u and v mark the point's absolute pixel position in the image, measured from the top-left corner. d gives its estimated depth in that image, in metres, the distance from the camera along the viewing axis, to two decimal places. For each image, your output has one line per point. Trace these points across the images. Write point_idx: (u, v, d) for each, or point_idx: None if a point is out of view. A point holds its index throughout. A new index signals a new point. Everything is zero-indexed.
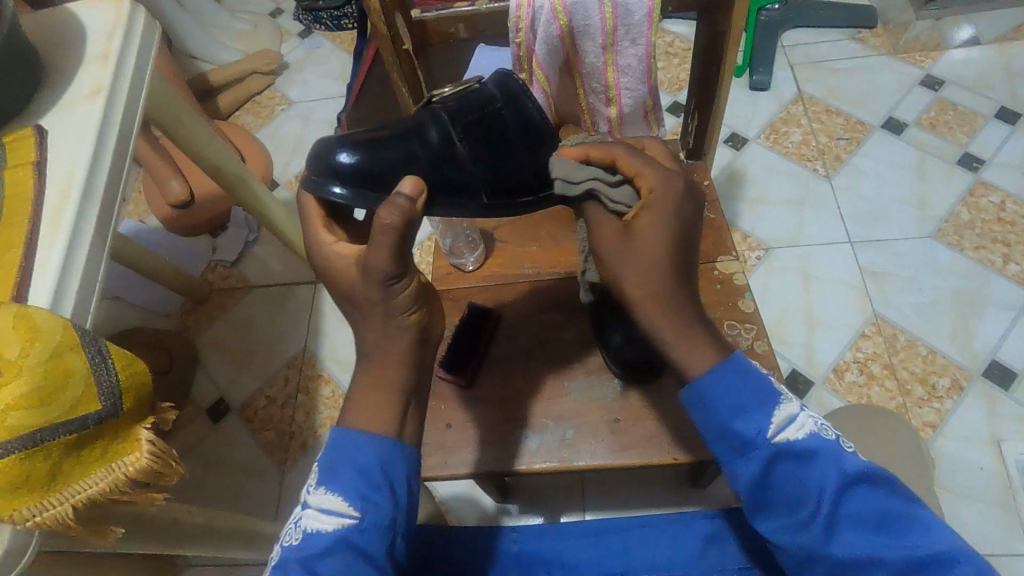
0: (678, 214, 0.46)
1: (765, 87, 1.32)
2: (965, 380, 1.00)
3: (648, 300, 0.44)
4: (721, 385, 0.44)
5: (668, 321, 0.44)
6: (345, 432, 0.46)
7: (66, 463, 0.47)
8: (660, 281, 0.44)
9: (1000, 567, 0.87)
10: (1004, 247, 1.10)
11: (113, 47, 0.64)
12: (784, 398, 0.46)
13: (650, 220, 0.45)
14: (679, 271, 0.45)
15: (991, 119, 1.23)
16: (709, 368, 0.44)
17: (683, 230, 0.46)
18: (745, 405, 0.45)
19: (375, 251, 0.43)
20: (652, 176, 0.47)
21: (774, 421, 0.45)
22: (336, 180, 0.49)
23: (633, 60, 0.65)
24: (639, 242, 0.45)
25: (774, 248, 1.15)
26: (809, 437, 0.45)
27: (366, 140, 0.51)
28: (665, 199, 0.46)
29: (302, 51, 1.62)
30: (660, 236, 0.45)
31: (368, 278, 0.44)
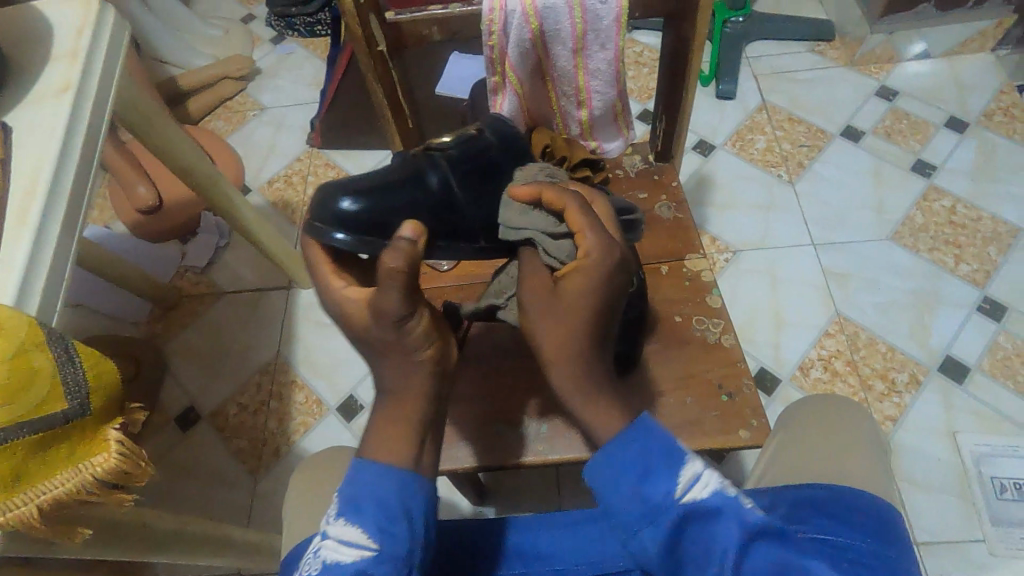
0: (606, 281, 0.47)
1: (731, 96, 1.37)
2: (922, 375, 1.04)
3: (552, 353, 0.46)
4: (626, 445, 0.44)
5: (582, 386, 0.45)
6: (367, 460, 0.45)
7: (31, 463, 0.46)
8: (575, 343, 0.46)
9: (957, 553, 0.91)
10: (956, 249, 1.15)
11: (81, 45, 0.63)
12: (689, 459, 0.44)
13: (575, 279, 0.47)
14: (595, 331, 0.46)
15: (942, 128, 1.29)
16: (618, 430, 0.44)
17: (601, 288, 0.47)
18: (649, 463, 0.43)
19: (383, 296, 0.44)
20: (591, 236, 0.49)
21: (676, 482, 0.43)
22: (344, 224, 0.49)
23: (602, 64, 0.67)
24: (564, 298, 0.47)
25: (741, 250, 1.19)
26: (713, 495, 0.42)
27: (377, 184, 0.52)
28: (597, 264, 0.47)
29: (274, 57, 1.62)
30: (585, 293, 0.46)
31: (376, 318, 0.45)
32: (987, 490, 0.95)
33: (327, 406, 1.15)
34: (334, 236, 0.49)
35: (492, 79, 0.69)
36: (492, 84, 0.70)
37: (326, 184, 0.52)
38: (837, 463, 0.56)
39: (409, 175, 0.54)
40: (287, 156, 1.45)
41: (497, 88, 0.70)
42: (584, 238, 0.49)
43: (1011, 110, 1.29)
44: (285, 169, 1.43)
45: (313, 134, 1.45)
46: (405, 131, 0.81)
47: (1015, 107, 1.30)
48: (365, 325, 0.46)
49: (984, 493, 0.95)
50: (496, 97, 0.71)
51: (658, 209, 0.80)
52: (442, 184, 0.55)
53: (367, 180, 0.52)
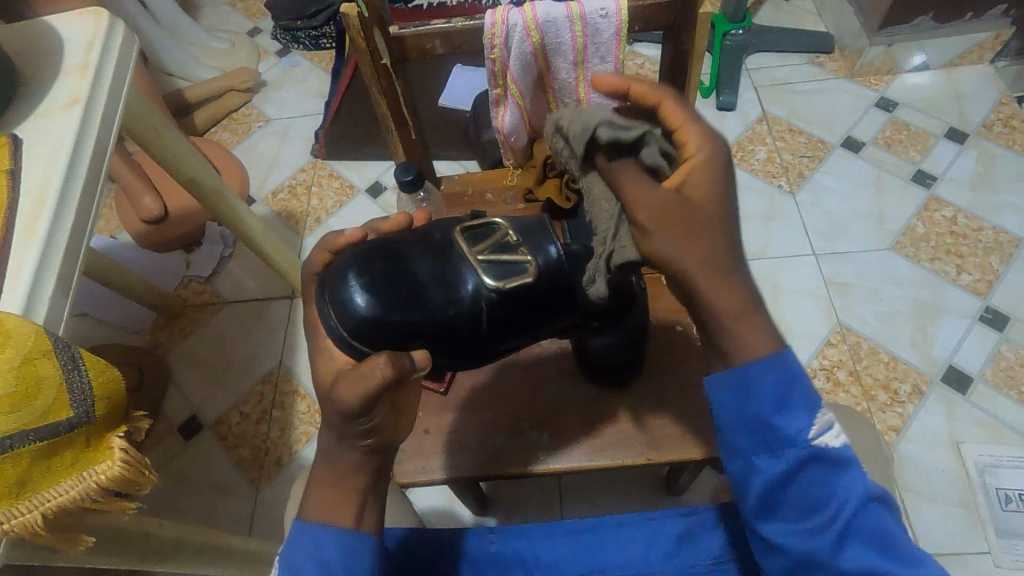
0: (723, 175, 0.47)
1: (732, 107, 1.38)
2: (925, 385, 1.04)
3: (696, 264, 0.45)
4: (769, 378, 0.45)
5: (733, 295, 0.45)
6: (304, 524, 0.48)
7: (35, 471, 0.46)
8: (714, 247, 0.45)
9: (963, 565, 0.90)
10: (957, 259, 1.15)
11: (90, 59, 0.64)
12: (825, 408, 0.47)
13: (700, 181, 0.46)
14: (733, 231, 0.46)
15: (942, 138, 1.30)
16: (754, 362, 0.45)
17: (723, 189, 0.47)
18: (791, 401, 0.45)
19: (344, 389, 0.44)
20: (696, 138, 0.49)
21: (814, 422, 0.45)
22: (346, 320, 0.46)
23: (603, 77, 0.68)
24: (695, 204, 0.46)
25: (743, 260, 1.19)
26: (841, 445, 0.46)
27: (402, 291, 0.47)
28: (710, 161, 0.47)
29: (279, 69, 1.64)
30: (709, 196, 0.46)
31: (333, 393, 0.45)
32: (992, 501, 0.95)
33: None
34: (330, 320, 0.47)
35: (494, 91, 0.71)
36: (494, 97, 0.71)
37: (360, 255, 0.48)
38: None
39: (435, 277, 0.48)
40: (290, 167, 1.46)
41: (498, 100, 0.71)
42: (686, 141, 0.49)
43: (1011, 120, 1.30)
44: (288, 180, 1.45)
45: (317, 145, 1.46)
46: (409, 142, 0.81)
47: (1016, 118, 1.30)
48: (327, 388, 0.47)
49: (989, 505, 0.94)
50: (497, 109, 0.72)
51: None
52: (466, 310, 0.49)
53: (392, 270, 0.47)
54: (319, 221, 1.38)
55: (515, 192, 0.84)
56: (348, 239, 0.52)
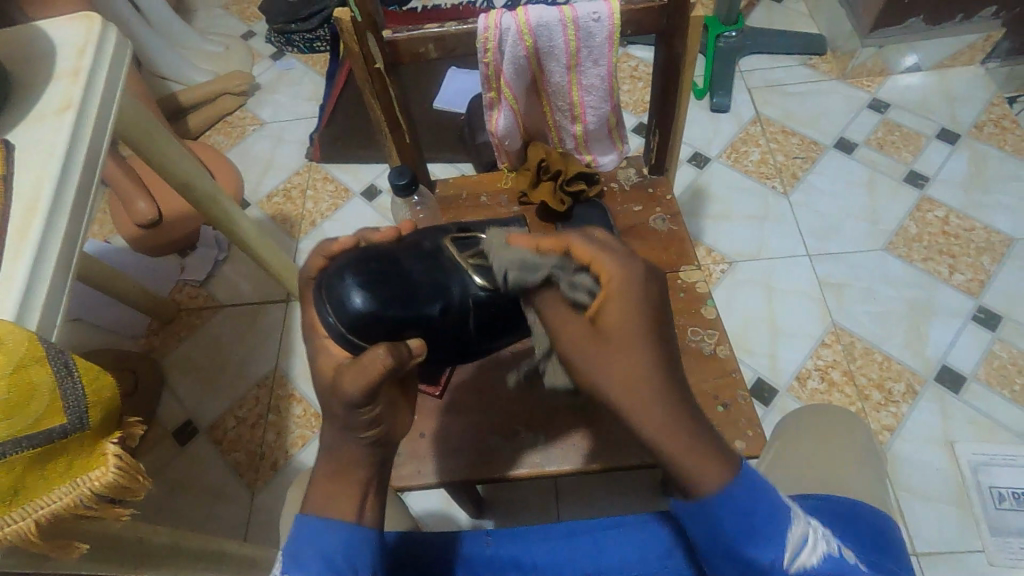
0: (640, 298, 0.43)
1: (726, 109, 1.38)
2: (918, 385, 1.04)
3: (620, 399, 0.41)
4: (732, 507, 0.40)
5: (667, 420, 0.40)
6: (307, 519, 0.47)
7: (29, 478, 0.46)
8: (641, 375, 0.41)
9: (958, 564, 0.91)
10: (949, 259, 1.16)
11: (83, 64, 0.64)
12: (795, 519, 0.41)
13: (614, 312, 0.43)
14: (661, 353, 0.42)
15: (934, 139, 1.31)
16: (720, 486, 0.41)
17: (646, 316, 0.43)
18: (755, 531, 0.40)
19: (348, 377, 0.44)
20: (609, 261, 0.45)
21: (786, 548, 0.40)
22: (346, 314, 0.46)
23: (595, 80, 0.69)
24: (612, 338, 0.42)
25: (738, 261, 1.20)
26: (821, 559, 0.41)
27: (402, 286, 0.48)
28: (625, 288, 0.43)
29: (274, 72, 1.63)
30: (626, 327, 0.42)
31: (337, 384, 0.45)
32: (986, 500, 0.95)
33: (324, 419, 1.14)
34: (329, 318, 0.46)
35: (488, 95, 0.71)
36: (487, 100, 0.71)
37: (355, 255, 0.49)
38: (834, 476, 0.56)
39: (430, 274, 0.50)
40: (285, 170, 1.46)
41: (492, 104, 0.72)
42: (600, 266, 0.46)
43: (1001, 121, 1.31)
44: (283, 183, 1.44)
45: (312, 148, 1.46)
46: (403, 146, 0.81)
47: (1006, 118, 1.31)
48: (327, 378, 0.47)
49: (982, 503, 0.95)
50: (491, 112, 0.72)
51: (653, 222, 0.80)
52: (455, 307, 0.51)
53: (390, 265, 0.48)
54: (314, 224, 1.38)
55: (509, 196, 0.83)
56: (341, 245, 0.51)
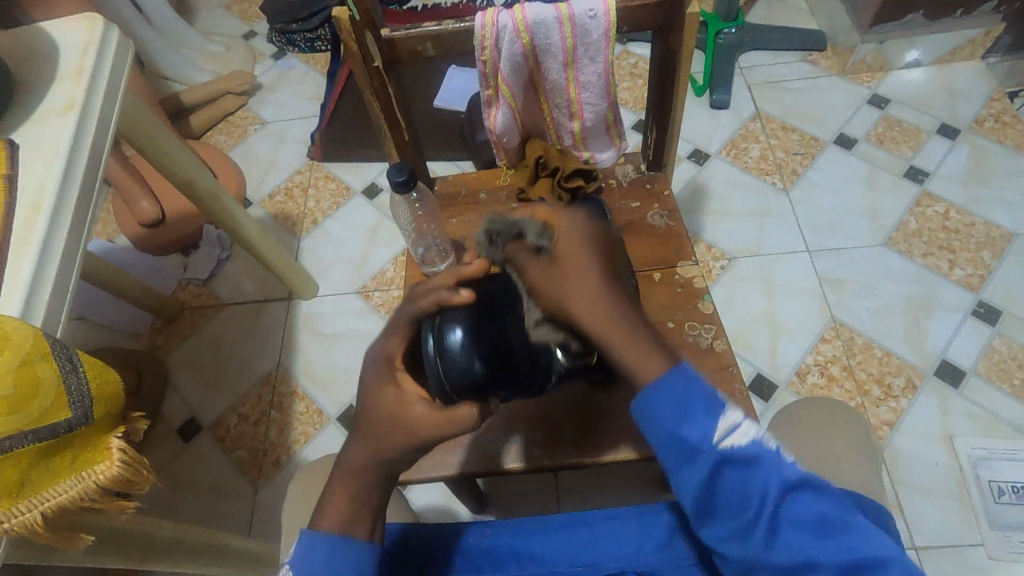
0: (588, 241, 0.56)
1: (725, 105, 1.39)
2: (918, 380, 1.05)
3: (585, 311, 0.50)
4: (667, 392, 0.47)
5: (609, 319, 0.50)
6: (313, 534, 0.49)
7: (35, 471, 0.47)
8: (592, 290, 0.51)
9: (957, 558, 0.91)
10: (950, 254, 1.16)
11: (86, 64, 0.65)
12: (728, 408, 0.47)
13: (568, 247, 0.54)
14: (607, 276, 0.53)
15: (934, 134, 1.31)
16: (660, 373, 0.48)
17: (591, 250, 0.54)
18: (690, 407, 0.46)
19: (421, 423, 0.48)
20: (563, 220, 0.58)
21: (717, 425, 0.46)
22: (437, 361, 0.51)
23: (593, 76, 0.69)
24: (565, 264, 0.53)
25: (737, 257, 1.20)
26: (750, 442, 0.45)
27: (500, 355, 0.52)
28: (573, 235, 0.56)
29: (275, 72, 1.64)
30: (580, 260, 0.53)
31: (396, 421, 0.49)
32: (985, 494, 0.95)
33: (326, 416, 1.15)
34: (431, 362, 0.51)
35: (486, 92, 0.71)
36: (486, 98, 0.72)
37: (466, 312, 0.52)
38: (831, 470, 0.56)
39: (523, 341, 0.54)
40: (287, 169, 1.47)
41: (490, 101, 0.72)
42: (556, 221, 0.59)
43: (1002, 116, 1.31)
44: (285, 182, 1.45)
45: (313, 147, 1.47)
46: (402, 144, 0.81)
47: (1007, 113, 1.31)
48: (376, 417, 0.49)
49: (982, 497, 0.95)
50: (490, 110, 0.73)
51: (651, 218, 0.80)
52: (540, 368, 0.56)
53: (492, 331, 0.52)
54: (315, 223, 1.39)
55: (509, 192, 0.84)
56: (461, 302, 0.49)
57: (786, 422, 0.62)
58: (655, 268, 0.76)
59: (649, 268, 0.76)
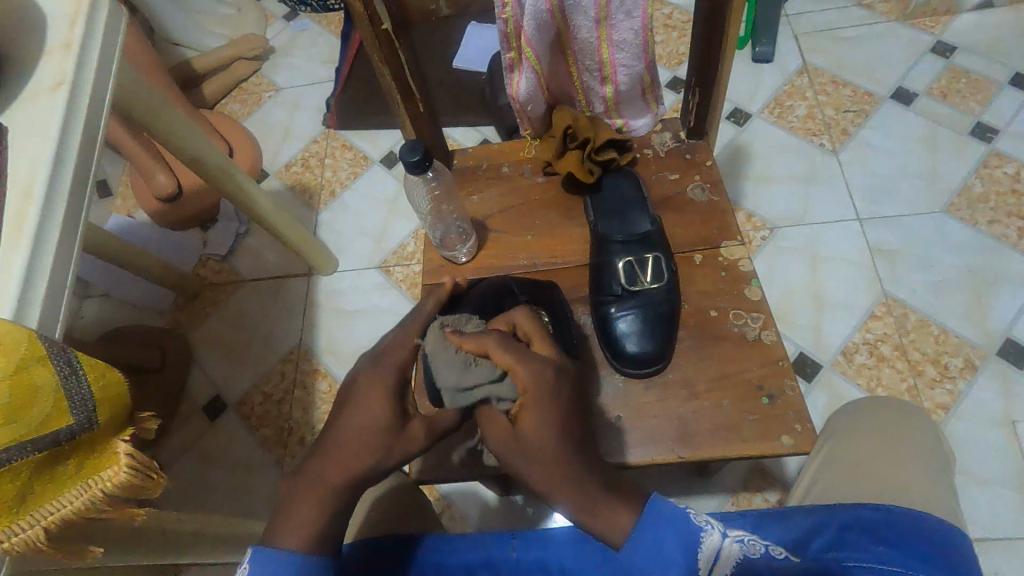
0: (554, 394, 0.49)
1: (769, 59, 1.27)
2: (979, 360, 0.97)
3: (542, 480, 0.47)
4: (644, 537, 0.43)
5: (564, 484, 0.46)
6: (274, 550, 0.44)
7: (37, 483, 0.45)
8: (551, 457, 0.47)
9: (1016, 551, 0.85)
10: (1019, 221, 1.06)
11: (74, 37, 0.60)
12: (706, 534, 0.41)
13: (533, 413, 0.48)
14: (569, 430, 0.48)
15: (1006, 86, 1.17)
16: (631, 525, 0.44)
17: (558, 403, 0.49)
18: (667, 547, 0.42)
19: (413, 438, 0.51)
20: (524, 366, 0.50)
21: (698, 560, 0.41)
22: (444, 371, 0.61)
23: (628, 34, 0.62)
24: (527, 439, 0.47)
25: (779, 227, 1.11)
26: (733, 571, 0.40)
27: None
28: (537, 390, 0.49)
29: (288, 34, 1.57)
30: (541, 429, 0.48)
31: (385, 433, 0.49)
32: None
33: None
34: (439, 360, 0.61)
35: (508, 55, 0.63)
36: (507, 61, 0.64)
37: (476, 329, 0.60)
38: (896, 477, 0.50)
39: None
40: (303, 139, 1.42)
41: (512, 65, 0.65)
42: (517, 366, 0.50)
43: None
44: (301, 152, 1.40)
45: (328, 115, 1.41)
46: (417, 116, 0.75)
47: None
48: (362, 428, 0.48)
49: None
50: (512, 75, 0.65)
51: (691, 192, 0.73)
52: None
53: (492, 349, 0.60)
54: (333, 195, 1.34)
55: (533, 165, 0.77)
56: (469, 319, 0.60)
57: (845, 429, 0.56)
58: (695, 250, 0.70)
59: (688, 250, 0.70)
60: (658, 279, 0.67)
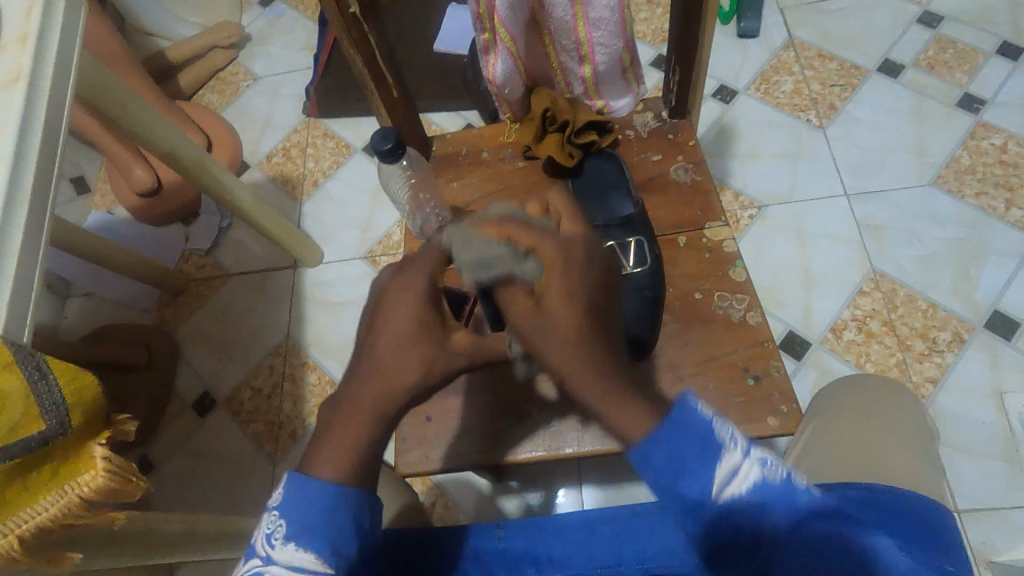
0: (586, 286, 0.46)
1: (754, 34, 1.25)
2: (966, 333, 0.97)
3: (566, 369, 0.43)
4: (662, 446, 0.41)
5: (587, 383, 0.43)
6: (309, 479, 0.42)
7: (11, 488, 0.45)
8: (573, 333, 0.44)
9: (1004, 521, 0.86)
10: (1007, 192, 1.05)
11: (31, 29, 0.57)
12: (728, 448, 0.41)
13: (557, 292, 0.45)
14: (596, 322, 0.45)
15: (993, 55, 1.16)
16: (648, 432, 0.42)
17: (586, 290, 0.46)
18: (682, 462, 0.41)
19: (457, 345, 0.48)
20: (551, 244, 0.48)
21: (716, 475, 0.40)
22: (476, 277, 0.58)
23: (605, 12, 0.61)
24: (547, 310, 0.45)
25: (768, 206, 1.10)
26: (754, 489, 0.40)
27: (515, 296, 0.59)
28: (569, 269, 0.46)
29: (264, 20, 1.53)
30: (567, 304, 0.45)
31: (421, 340, 0.46)
32: None
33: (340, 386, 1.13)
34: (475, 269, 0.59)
35: (482, 36, 0.62)
36: (482, 43, 0.62)
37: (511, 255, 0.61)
38: (877, 453, 0.50)
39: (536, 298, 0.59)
40: (283, 128, 1.39)
41: (487, 47, 0.63)
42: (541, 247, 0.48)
43: None
44: (282, 142, 1.37)
45: (308, 103, 1.38)
46: (392, 102, 0.73)
47: None
48: (395, 338, 0.46)
49: None
50: (487, 57, 0.63)
51: (674, 173, 0.72)
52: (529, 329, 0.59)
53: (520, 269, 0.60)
54: (316, 185, 1.32)
55: (514, 149, 0.76)
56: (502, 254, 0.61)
57: (830, 413, 0.56)
58: (679, 232, 0.69)
59: (672, 232, 0.69)
60: (648, 264, 0.65)
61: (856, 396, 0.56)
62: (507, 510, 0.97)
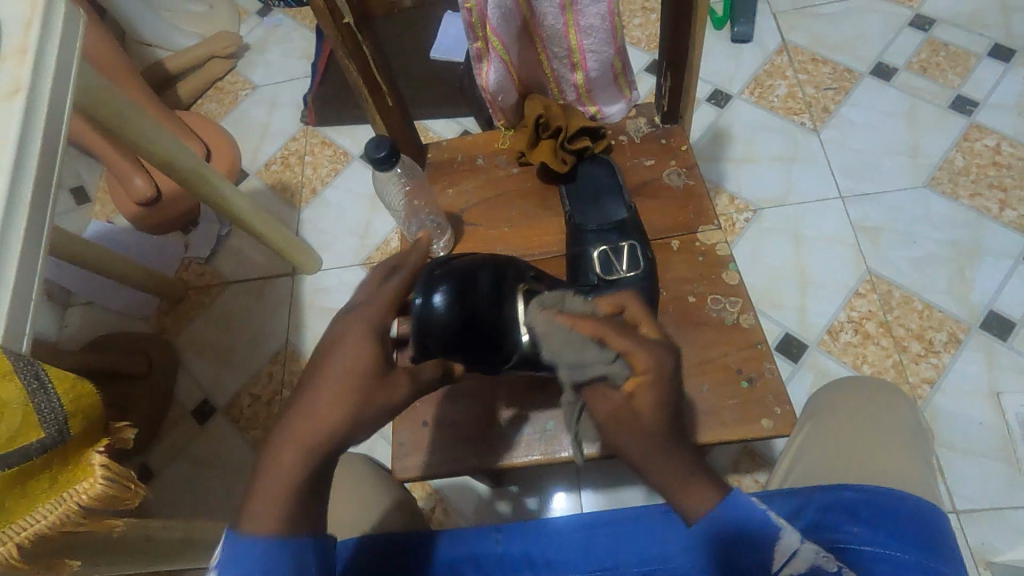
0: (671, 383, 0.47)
1: (748, 39, 1.26)
2: (962, 334, 0.97)
3: (640, 462, 0.46)
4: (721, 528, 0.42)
5: (659, 473, 0.45)
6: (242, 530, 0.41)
7: (9, 498, 0.44)
8: (652, 431, 0.46)
9: (1001, 521, 0.86)
10: (1000, 193, 1.06)
11: (30, 42, 0.58)
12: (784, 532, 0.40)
13: (650, 396, 0.46)
14: (677, 415, 0.47)
15: (985, 58, 1.17)
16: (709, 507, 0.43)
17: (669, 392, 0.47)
18: (742, 542, 0.41)
19: (396, 386, 0.45)
20: (644, 351, 0.48)
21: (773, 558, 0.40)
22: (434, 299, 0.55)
23: (595, 20, 0.62)
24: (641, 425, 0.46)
25: (763, 209, 1.11)
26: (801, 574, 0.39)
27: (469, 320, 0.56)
28: (659, 378, 0.47)
29: (262, 30, 1.54)
30: (656, 409, 0.46)
31: (366, 379, 0.44)
32: None
33: None
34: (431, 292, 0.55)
35: (474, 45, 0.63)
36: (475, 51, 0.63)
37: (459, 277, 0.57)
38: (869, 455, 0.51)
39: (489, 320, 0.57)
40: (281, 137, 1.40)
41: (480, 56, 0.64)
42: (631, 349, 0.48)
43: None
44: (281, 150, 1.38)
45: (306, 111, 1.39)
46: (387, 110, 0.73)
47: None
48: (339, 376, 0.44)
49: None
50: (480, 65, 0.64)
51: (667, 177, 0.72)
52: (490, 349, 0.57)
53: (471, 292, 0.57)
54: (314, 192, 1.33)
55: (508, 155, 0.76)
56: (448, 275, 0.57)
57: (823, 420, 0.56)
58: (672, 236, 0.69)
59: (665, 236, 0.69)
60: (640, 268, 0.66)
61: (847, 401, 0.56)
62: (506, 515, 0.97)
